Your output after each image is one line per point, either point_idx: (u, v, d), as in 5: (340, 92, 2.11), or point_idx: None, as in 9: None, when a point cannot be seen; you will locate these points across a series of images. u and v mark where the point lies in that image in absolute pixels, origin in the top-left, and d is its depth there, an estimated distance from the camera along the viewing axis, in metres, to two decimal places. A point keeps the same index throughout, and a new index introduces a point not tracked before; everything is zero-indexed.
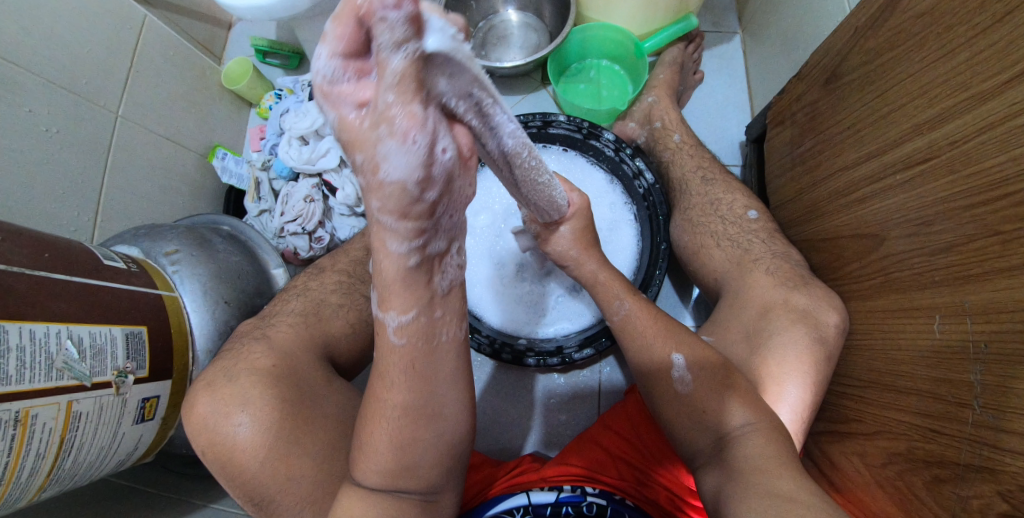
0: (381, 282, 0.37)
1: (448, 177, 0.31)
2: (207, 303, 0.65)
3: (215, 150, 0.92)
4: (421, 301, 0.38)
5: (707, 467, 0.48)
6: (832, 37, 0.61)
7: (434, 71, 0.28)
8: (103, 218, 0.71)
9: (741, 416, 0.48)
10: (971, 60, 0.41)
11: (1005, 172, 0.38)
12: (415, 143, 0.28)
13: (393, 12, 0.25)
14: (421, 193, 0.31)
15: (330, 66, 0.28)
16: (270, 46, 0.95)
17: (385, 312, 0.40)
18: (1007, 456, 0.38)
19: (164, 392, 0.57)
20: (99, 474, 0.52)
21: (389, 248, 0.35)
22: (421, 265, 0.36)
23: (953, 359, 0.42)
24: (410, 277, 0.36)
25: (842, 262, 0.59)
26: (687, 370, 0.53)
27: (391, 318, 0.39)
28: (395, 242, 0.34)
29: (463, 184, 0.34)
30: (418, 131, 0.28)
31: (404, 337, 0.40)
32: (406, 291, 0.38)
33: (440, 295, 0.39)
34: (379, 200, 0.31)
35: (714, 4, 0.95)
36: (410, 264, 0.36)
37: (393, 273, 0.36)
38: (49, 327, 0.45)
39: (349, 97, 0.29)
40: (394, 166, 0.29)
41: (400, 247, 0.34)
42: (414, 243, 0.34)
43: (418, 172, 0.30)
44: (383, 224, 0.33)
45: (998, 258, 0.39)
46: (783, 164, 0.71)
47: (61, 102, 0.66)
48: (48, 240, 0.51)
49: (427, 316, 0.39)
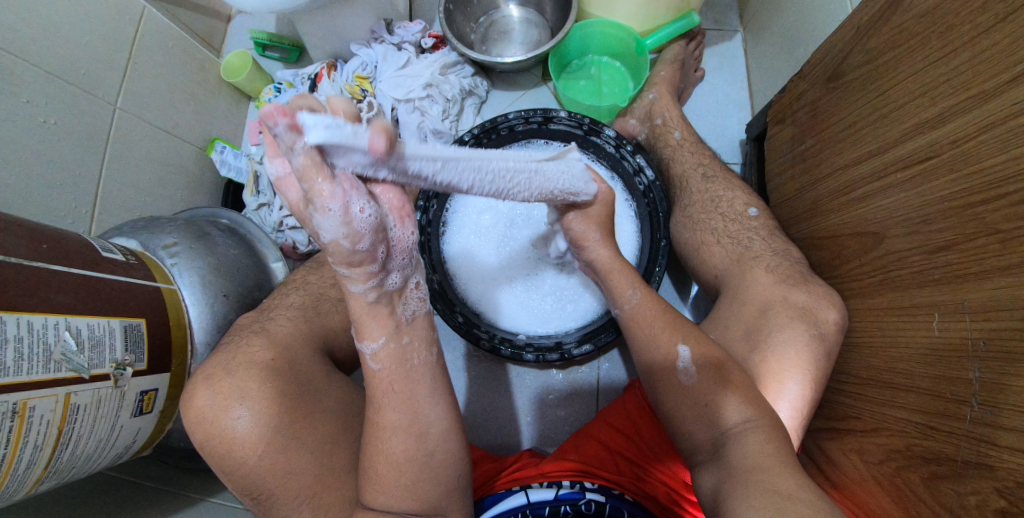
0: (355, 315, 0.46)
1: (374, 228, 0.38)
2: (206, 295, 0.65)
3: (214, 143, 0.91)
4: (391, 330, 0.47)
5: (707, 464, 0.48)
6: (834, 35, 0.61)
7: (331, 154, 0.35)
8: (101, 210, 0.71)
9: (741, 412, 0.49)
10: (972, 60, 0.42)
11: (1006, 171, 0.38)
12: (331, 211, 0.36)
13: (279, 128, 0.33)
14: (354, 244, 0.38)
15: (277, 167, 0.38)
16: (269, 39, 0.94)
17: (362, 341, 0.47)
18: (1005, 453, 0.38)
19: (162, 384, 0.57)
20: (96, 467, 0.52)
21: (353, 292, 0.43)
22: (384, 299, 0.45)
23: (951, 357, 0.43)
24: (379, 310, 0.45)
25: (841, 260, 0.59)
26: (692, 362, 0.53)
27: (367, 345, 0.47)
28: (354, 285, 0.42)
29: (399, 232, 0.42)
30: (331, 201, 0.35)
31: (380, 362, 0.47)
32: (377, 323, 0.46)
33: (406, 323, 0.48)
34: (328, 256, 0.39)
35: (715, 2, 0.95)
36: (374, 299, 0.44)
37: (365, 310, 0.45)
38: (47, 318, 0.45)
39: (293, 187, 0.39)
40: (324, 231, 0.37)
41: (359, 287, 0.43)
42: (370, 283, 0.43)
43: (346, 231, 0.37)
44: (341, 273, 0.41)
45: (996, 257, 0.39)
46: (783, 163, 0.71)
47: (59, 93, 0.65)
48: (45, 232, 0.50)
49: (395, 342, 0.47)
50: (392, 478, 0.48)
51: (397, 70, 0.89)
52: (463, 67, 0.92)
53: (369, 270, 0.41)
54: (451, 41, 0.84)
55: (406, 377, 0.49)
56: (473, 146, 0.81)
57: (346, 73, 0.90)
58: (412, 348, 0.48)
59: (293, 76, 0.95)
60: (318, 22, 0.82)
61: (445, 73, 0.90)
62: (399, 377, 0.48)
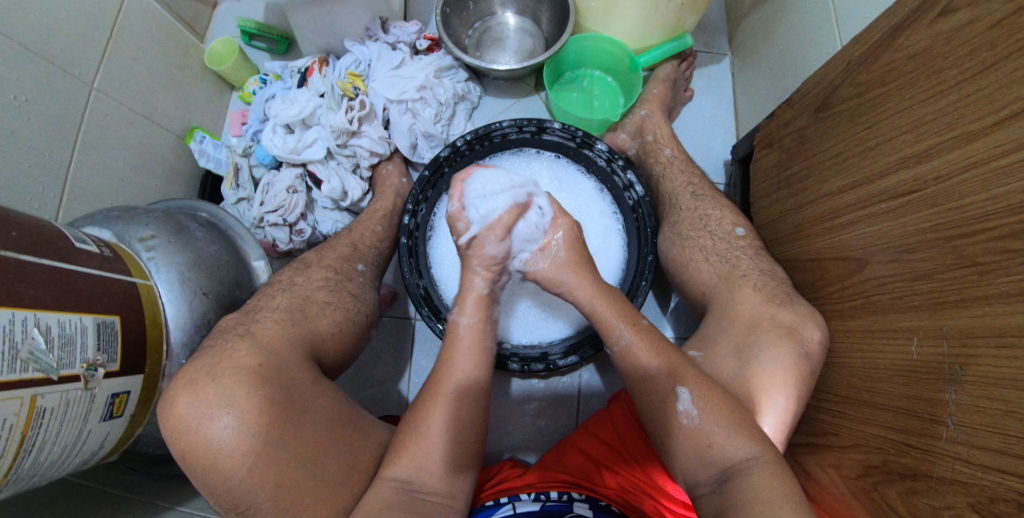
0: (462, 295, 0.62)
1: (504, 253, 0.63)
2: (184, 293, 0.62)
3: (193, 131, 0.87)
4: (482, 315, 0.61)
5: (710, 494, 0.49)
6: (824, 68, 0.64)
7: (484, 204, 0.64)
8: (70, 197, 0.67)
9: (745, 449, 0.49)
10: (959, 102, 0.45)
11: (985, 209, 0.41)
12: (502, 237, 0.62)
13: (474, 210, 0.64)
14: (495, 258, 0.63)
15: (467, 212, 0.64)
16: (257, 28, 0.90)
17: (458, 315, 0.61)
18: (978, 470, 0.41)
19: (135, 387, 0.54)
20: (58, 475, 0.49)
21: (473, 282, 0.62)
22: (489, 297, 0.62)
23: (928, 378, 0.46)
24: (483, 297, 0.62)
25: (823, 282, 0.62)
26: (693, 405, 0.52)
27: (463, 318, 0.61)
28: (478, 280, 0.63)
29: (500, 285, 0.65)
30: (496, 228, 0.62)
31: (469, 329, 0.60)
32: (478, 304, 0.61)
33: (492, 319, 0.63)
34: (475, 259, 0.63)
35: (707, 25, 0.98)
36: (485, 293, 0.62)
37: (473, 292, 0.62)
38: (14, 314, 0.42)
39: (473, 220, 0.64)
40: (487, 249, 0.62)
41: (481, 283, 0.62)
42: (490, 282, 0.63)
43: (501, 252, 0.63)
44: (475, 275, 0.63)
45: (975, 287, 0.42)
46: (767, 186, 0.75)
47: (32, 70, 0.61)
48: (14, 218, 0.47)
49: (484, 324, 0.61)
50: (409, 471, 0.53)
51: (391, 70, 0.87)
52: (457, 72, 0.91)
53: (495, 278, 0.63)
54: (447, 44, 0.84)
55: (480, 354, 0.59)
56: (465, 153, 0.81)
57: (339, 69, 0.88)
58: (491, 334, 0.62)
59: (283, 68, 0.92)
60: (313, 13, 0.79)
61: (439, 76, 0.89)
62: (475, 344, 0.59)
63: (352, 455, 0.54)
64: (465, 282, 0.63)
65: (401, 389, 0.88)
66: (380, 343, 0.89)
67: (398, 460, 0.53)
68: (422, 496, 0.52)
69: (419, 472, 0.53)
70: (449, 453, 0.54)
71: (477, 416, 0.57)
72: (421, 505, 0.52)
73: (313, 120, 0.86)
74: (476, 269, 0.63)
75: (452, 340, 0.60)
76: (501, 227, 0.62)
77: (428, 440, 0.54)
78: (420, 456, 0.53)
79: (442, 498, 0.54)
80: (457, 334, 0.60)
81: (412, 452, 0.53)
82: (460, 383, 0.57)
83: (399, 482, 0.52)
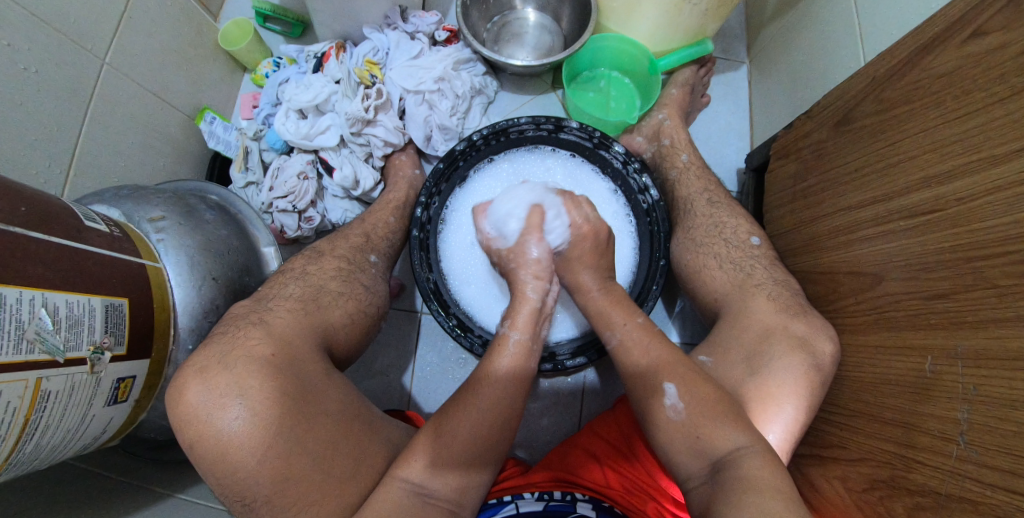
0: (513, 309, 0.63)
1: (546, 255, 0.65)
2: (194, 278, 0.61)
3: (204, 112, 0.86)
4: (531, 331, 0.61)
5: (701, 485, 0.49)
6: (847, 82, 0.64)
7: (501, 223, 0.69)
8: (77, 173, 0.65)
9: (737, 440, 0.49)
10: (986, 125, 0.45)
11: (1006, 232, 0.42)
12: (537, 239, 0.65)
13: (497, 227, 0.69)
14: (543, 263, 0.64)
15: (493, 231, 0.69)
16: (273, 10, 0.90)
17: (509, 330, 0.61)
18: (987, 489, 0.41)
19: (140, 372, 0.53)
20: (60, 459, 0.48)
21: (527, 294, 0.63)
22: (541, 312, 0.63)
23: (941, 396, 0.46)
24: (534, 313, 0.62)
25: (837, 295, 0.62)
26: (679, 398, 0.53)
27: (513, 333, 0.61)
28: (530, 290, 0.63)
29: (552, 296, 0.65)
30: (530, 230, 0.65)
31: (518, 345, 0.60)
32: (530, 320, 0.62)
33: (541, 337, 0.63)
34: (523, 270, 0.64)
35: (726, 31, 0.98)
36: (537, 307, 0.62)
37: (527, 306, 0.62)
38: (22, 293, 0.41)
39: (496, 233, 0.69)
40: (530, 255, 0.64)
41: (534, 294, 0.63)
42: (541, 292, 0.64)
43: (545, 256, 0.65)
44: (526, 284, 0.64)
45: (993, 309, 0.42)
46: (783, 197, 0.75)
47: (43, 41, 0.59)
48: (24, 193, 0.46)
49: (532, 340, 0.61)
50: (419, 468, 0.52)
51: (409, 60, 0.87)
52: (475, 65, 0.90)
53: (546, 289, 0.64)
54: (467, 36, 0.82)
55: (523, 365, 0.59)
56: (480, 146, 0.80)
57: (356, 56, 0.87)
58: (536, 349, 0.62)
59: (298, 52, 0.91)
60: None
61: (456, 69, 0.89)
62: (520, 361, 0.59)
63: (361, 449, 0.54)
64: (517, 296, 0.64)
65: (404, 382, 0.87)
66: (386, 336, 0.89)
67: (408, 462, 0.53)
68: (433, 494, 0.52)
69: (430, 470, 0.52)
70: (460, 451, 0.53)
71: (509, 425, 0.57)
72: (431, 510, 0.51)
73: (326, 107, 0.85)
74: (526, 283, 0.64)
75: (498, 350, 0.60)
76: (535, 227, 0.65)
77: (442, 438, 0.53)
78: (429, 453, 0.53)
79: (452, 506, 0.53)
80: (506, 348, 0.60)
81: (424, 449, 0.53)
82: (496, 396, 0.56)
83: (411, 485, 0.52)
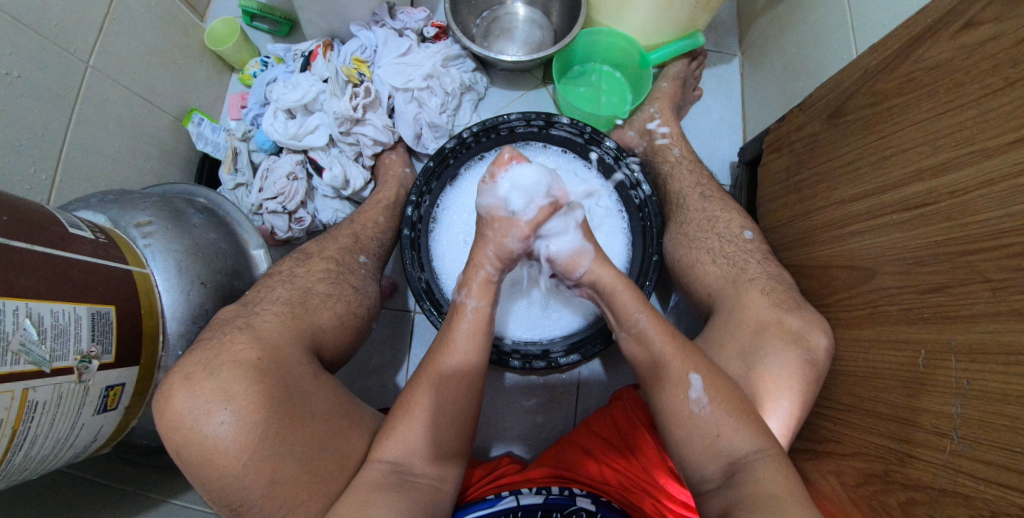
0: (467, 278, 0.61)
1: (522, 247, 0.62)
2: (182, 282, 0.60)
3: (191, 114, 0.85)
4: (489, 300, 0.60)
5: (715, 492, 0.49)
6: (839, 74, 0.63)
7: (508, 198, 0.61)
8: (62, 179, 0.64)
9: (750, 443, 0.49)
10: (979, 117, 0.44)
11: (1000, 226, 0.41)
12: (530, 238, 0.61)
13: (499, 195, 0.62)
14: (513, 252, 0.62)
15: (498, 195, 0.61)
16: (260, 9, 0.88)
17: (465, 298, 0.60)
18: (981, 484, 0.41)
19: (130, 379, 0.53)
20: (50, 468, 0.48)
21: (483, 266, 0.61)
22: (496, 282, 0.62)
23: (934, 391, 0.46)
24: (489, 283, 0.61)
25: (831, 290, 0.62)
26: (705, 393, 0.52)
27: (470, 301, 0.60)
28: (488, 263, 0.61)
29: (506, 272, 0.64)
30: (526, 222, 0.61)
31: (476, 313, 0.59)
32: (485, 289, 0.60)
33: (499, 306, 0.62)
34: (490, 247, 0.61)
35: (718, 24, 0.97)
36: (494, 279, 0.61)
37: (481, 276, 0.61)
38: (5, 304, 0.40)
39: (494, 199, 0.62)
40: (509, 240, 0.61)
41: (491, 267, 0.61)
42: (497, 265, 0.62)
43: (520, 244, 0.61)
44: (485, 258, 0.61)
45: (986, 303, 0.42)
46: (776, 190, 0.75)
47: (26, 46, 0.58)
48: (5, 202, 0.45)
49: (491, 308, 0.60)
50: (410, 469, 0.52)
51: (397, 58, 0.86)
52: (464, 61, 0.90)
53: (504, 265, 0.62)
54: (456, 32, 0.81)
55: (482, 336, 0.58)
56: (470, 144, 0.79)
57: (344, 54, 0.86)
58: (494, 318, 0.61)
59: (285, 51, 0.89)
60: None
61: (445, 65, 0.88)
62: (479, 329, 0.58)
63: (352, 452, 0.54)
64: (470, 267, 0.62)
65: (398, 381, 0.87)
66: (379, 336, 0.88)
67: (385, 442, 0.53)
68: (425, 494, 0.52)
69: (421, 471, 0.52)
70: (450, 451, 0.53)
71: (474, 405, 0.56)
72: (416, 485, 0.52)
73: (315, 106, 0.84)
74: (488, 258, 0.61)
75: (456, 321, 0.59)
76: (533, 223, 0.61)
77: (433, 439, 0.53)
78: (418, 452, 0.53)
79: (439, 496, 0.53)
80: (464, 316, 0.59)
81: (415, 450, 0.53)
82: (471, 389, 0.56)
83: (389, 464, 0.52)
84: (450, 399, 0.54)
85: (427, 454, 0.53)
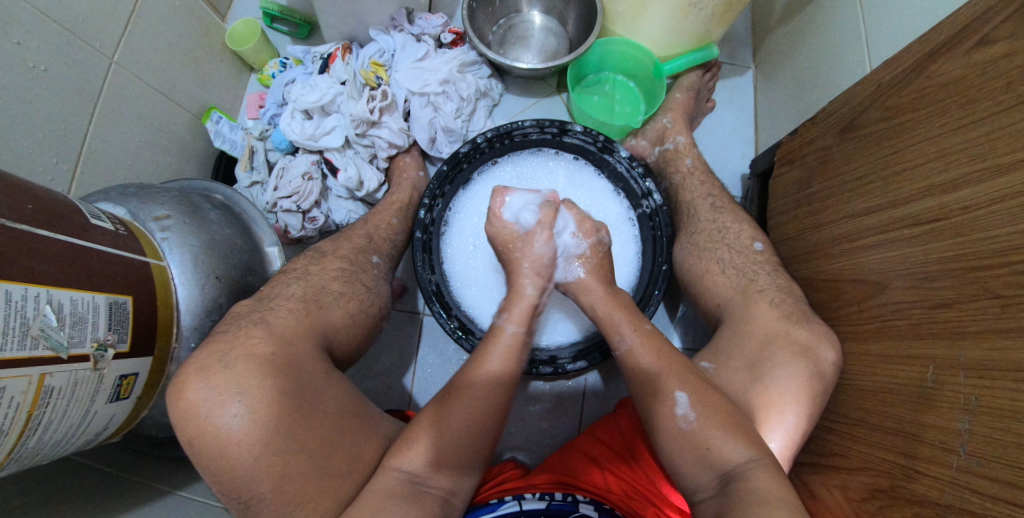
0: (510, 303, 0.64)
1: (549, 259, 0.65)
2: (197, 277, 0.61)
3: (210, 112, 0.86)
4: (527, 325, 0.63)
5: (709, 500, 0.48)
6: (852, 89, 0.64)
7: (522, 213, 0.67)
8: (83, 171, 0.66)
9: (743, 452, 0.49)
10: (991, 134, 0.44)
11: (1011, 242, 0.41)
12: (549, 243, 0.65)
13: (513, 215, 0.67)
14: (545, 258, 0.65)
15: (510, 211, 0.67)
16: (280, 11, 0.89)
17: (506, 322, 0.62)
18: (988, 501, 0.41)
19: (143, 369, 0.53)
20: (62, 454, 0.48)
21: (525, 290, 0.65)
22: (536, 308, 0.65)
23: (941, 407, 0.46)
24: (531, 307, 0.64)
25: (839, 303, 0.62)
26: (691, 409, 0.52)
27: (511, 325, 0.62)
28: (531, 285, 0.65)
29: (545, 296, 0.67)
30: (542, 227, 0.65)
31: (514, 338, 0.61)
32: (525, 314, 0.63)
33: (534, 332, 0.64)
34: (524, 263, 0.65)
35: (732, 37, 0.98)
36: (535, 303, 0.64)
37: (524, 302, 0.64)
38: (27, 289, 0.41)
39: (509, 217, 0.67)
40: (536, 247, 0.65)
41: (533, 289, 0.65)
42: (540, 288, 0.65)
43: (549, 255, 0.65)
44: (525, 279, 0.65)
45: (996, 319, 0.42)
46: (787, 202, 0.75)
47: (53, 40, 0.60)
48: (30, 191, 0.46)
49: (527, 334, 0.62)
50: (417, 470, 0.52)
51: (415, 62, 0.87)
52: (480, 67, 0.91)
53: (544, 285, 0.66)
54: (472, 39, 0.82)
55: (514, 361, 0.60)
56: (484, 149, 0.80)
57: (362, 58, 0.87)
58: (529, 345, 0.63)
59: (304, 53, 0.91)
60: None
61: (462, 71, 0.89)
62: (514, 354, 0.60)
63: (359, 450, 0.54)
64: (514, 291, 0.65)
65: (405, 383, 0.87)
66: (387, 336, 0.89)
67: (404, 453, 0.53)
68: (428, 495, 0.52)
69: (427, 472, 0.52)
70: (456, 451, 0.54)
71: (497, 418, 0.57)
72: (427, 493, 0.51)
73: (332, 108, 0.85)
74: (528, 280, 0.65)
75: (493, 342, 0.61)
76: (547, 226, 0.65)
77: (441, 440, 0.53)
78: (426, 454, 0.53)
79: (445, 495, 0.53)
80: (501, 338, 0.61)
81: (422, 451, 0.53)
82: (489, 390, 0.56)
83: (406, 475, 0.52)
84: (462, 403, 0.55)
85: (436, 457, 0.53)
